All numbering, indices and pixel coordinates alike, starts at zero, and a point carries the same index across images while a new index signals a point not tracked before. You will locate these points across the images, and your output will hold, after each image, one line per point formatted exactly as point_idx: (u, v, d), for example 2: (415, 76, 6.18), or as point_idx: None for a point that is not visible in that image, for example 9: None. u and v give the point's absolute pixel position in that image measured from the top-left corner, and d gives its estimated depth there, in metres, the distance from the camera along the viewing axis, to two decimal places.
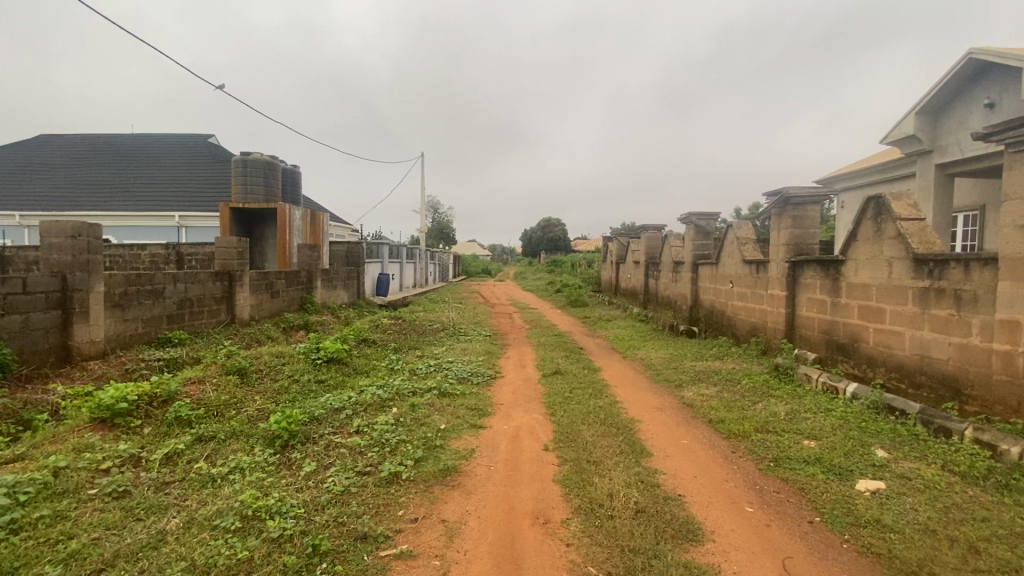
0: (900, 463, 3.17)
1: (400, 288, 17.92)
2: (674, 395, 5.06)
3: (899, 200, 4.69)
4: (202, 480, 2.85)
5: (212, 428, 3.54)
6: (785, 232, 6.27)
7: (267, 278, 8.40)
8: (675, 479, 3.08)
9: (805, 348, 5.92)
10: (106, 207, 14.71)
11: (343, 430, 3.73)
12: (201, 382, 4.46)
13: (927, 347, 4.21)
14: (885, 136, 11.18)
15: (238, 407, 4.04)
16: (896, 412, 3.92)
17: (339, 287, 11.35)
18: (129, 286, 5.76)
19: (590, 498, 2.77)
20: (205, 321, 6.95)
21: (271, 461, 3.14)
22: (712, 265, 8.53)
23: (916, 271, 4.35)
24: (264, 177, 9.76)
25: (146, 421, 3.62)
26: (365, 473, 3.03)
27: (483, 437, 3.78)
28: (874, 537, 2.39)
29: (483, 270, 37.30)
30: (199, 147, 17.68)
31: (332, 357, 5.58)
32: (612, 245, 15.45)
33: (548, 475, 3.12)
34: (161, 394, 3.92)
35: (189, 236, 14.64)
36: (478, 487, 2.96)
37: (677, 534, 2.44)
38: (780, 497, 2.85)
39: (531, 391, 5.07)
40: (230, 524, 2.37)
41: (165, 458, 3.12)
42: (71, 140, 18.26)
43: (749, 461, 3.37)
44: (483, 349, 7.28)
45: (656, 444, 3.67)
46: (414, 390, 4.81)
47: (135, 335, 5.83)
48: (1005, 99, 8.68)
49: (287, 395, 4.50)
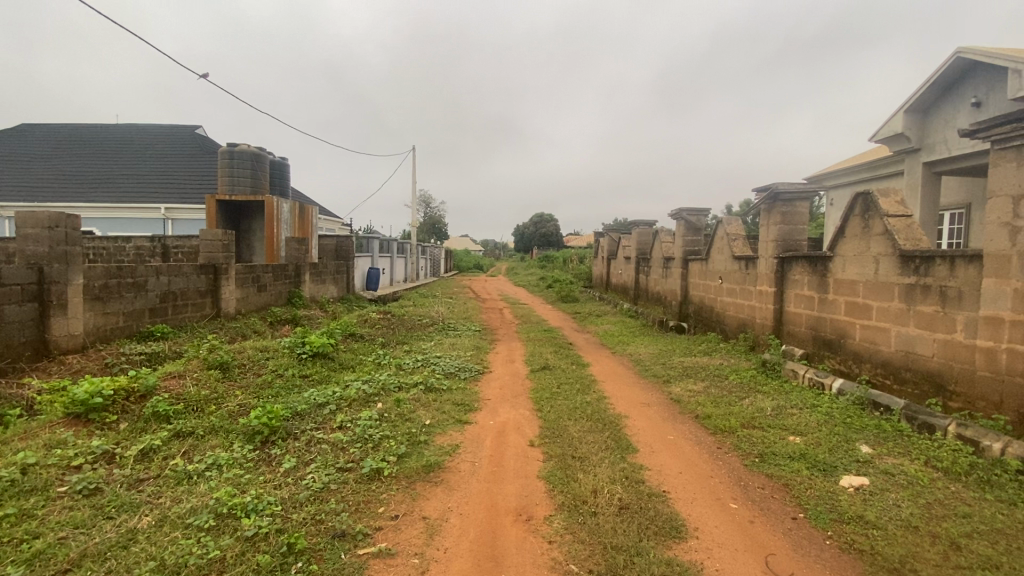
0: (883, 459, 3.18)
1: (391, 282, 17.97)
2: (662, 391, 5.05)
3: (887, 197, 4.70)
4: (177, 476, 2.79)
5: (190, 424, 3.47)
6: (774, 228, 6.28)
7: (254, 271, 8.27)
8: (660, 475, 3.06)
9: (793, 344, 5.94)
10: (89, 198, 14.45)
11: (326, 425, 3.67)
12: (181, 377, 4.37)
13: (912, 343, 4.23)
14: (874, 133, 11.21)
15: (219, 402, 3.97)
16: (880, 408, 3.92)
17: (328, 281, 11.24)
18: (110, 278, 5.65)
19: (575, 495, 2.74)
20: (189, 315, 6.83)
21: (250, 457, 3.08)
22: (702, 261, 8.55)
23: (902, 268, 4.36)
24: (251, 169, 9.71)
25: (122, 416, 3.54)
26: (346, 469, 2.97)
27: (469, 433, 3.75)
28: (856, 533, 2.38)
29: (475, 266, 37.41)
30: (185, 138, 17.39)
31: (317, 351, 5.51)
32: (604, 241, 15.43)
33: (532, 470, 3.10)
34: (139, 389, 3.84)
35: (175, 228, 14.43)
36: (462, 483, 2.93)
37: (660, 531, 2.42)
38: (764, 493, 2.84)
39: (519, 387, 5.04)
40: (203, 523, 2.32)
41: (140, 454, 3.05)
42: (53, 129, 17.92)
43: (734, 457, 3.36)
44: (472, 344, 7.22)
45: (643, 440, 3.65)
46: (401, 385, 4.76)
47: (116, 328, 5.73)
48: (993, 98, 8.73)
49: (270, 389, 4.43)
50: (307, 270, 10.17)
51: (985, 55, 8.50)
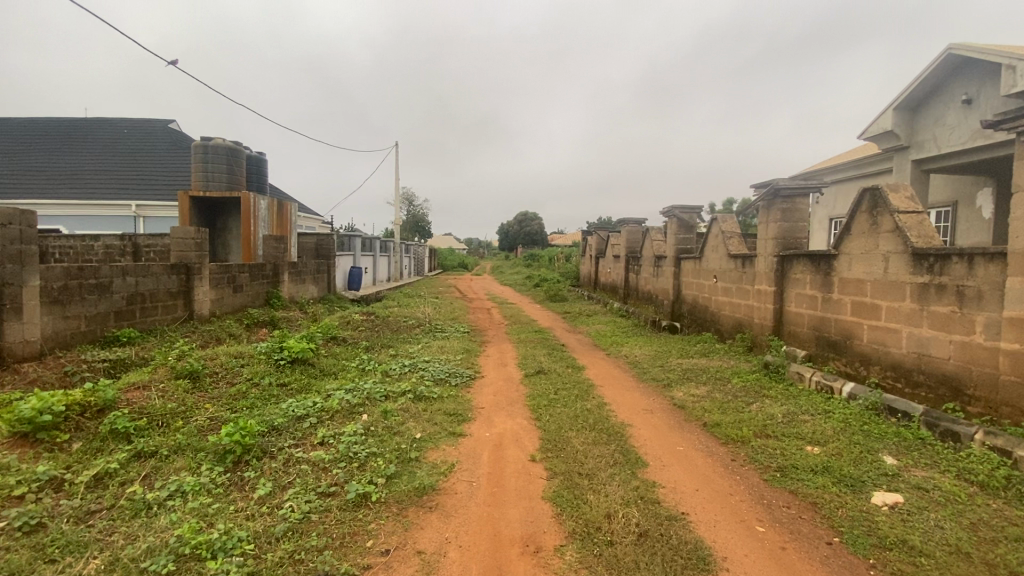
0: (911, 471, 2.97)
1: (374, 282, 17.50)
2: (663, 396, 4.80)
3: (896, 192, 4.53)
4: (134, 507, 2.43)
5: (153, 443, 3.11)
6: (774, 225, 6.08)
7: (230, 271, 7.83)
8: (676, 493, 2.80)
9: (794, 345, 5.74)
10: (55, 195, 13.76)
11: (306, 441, 3.34)
12: (145, 388, 3.97)
13: (925, 345, 4.05)
14: (863, 131, 11.16)
15: (188, 416, 3.60)
16: (897, 413, 3.72)
17: (309, 281, 10.80)
18: (71, 280, 5.22)
19: (586, 520, 2.46)
20: (159, 318, 6.40)
21: (219, 482, 2.73)
22: (695, 260, 8.36)
23: (914, 266, 4.18)
24: (227, 164, 9.30)
25: (75, 435, 3.14)
26: (329, 494, 2.65)
27: (463, 447, 3.45)
28: (903, 562, 2.16)
29: (459, 265, 36.98)
30: (157, 133, 16.70)
31: (296, 357, 5.15)
32: (592, 239, 15.22)
33: (536, 490, 2.81)
34: (97, 402, 3.43)
35: (147, 226, 13.84)
36: (458, 508, 2.62)
37: (687, 564, 2.16)
38: (791, 513, 2.60)
39: (512, 393, 4.75)
40: (161, 568, 1.98)
41: (94, 480, 2.68)
42: (14, 122, 17.04)
43: (752, 471, 3.11)
44: (461, 347, 6.91)
45: (651, 452, 3.39)
46: (387, 394, 4.43)
47: (78, 334, 5.30)
48: (984, 95, 8.72)
49: (245, 400, 4.08)
50: (286, 269, 9.74)
51: (978, 51, 8.48)
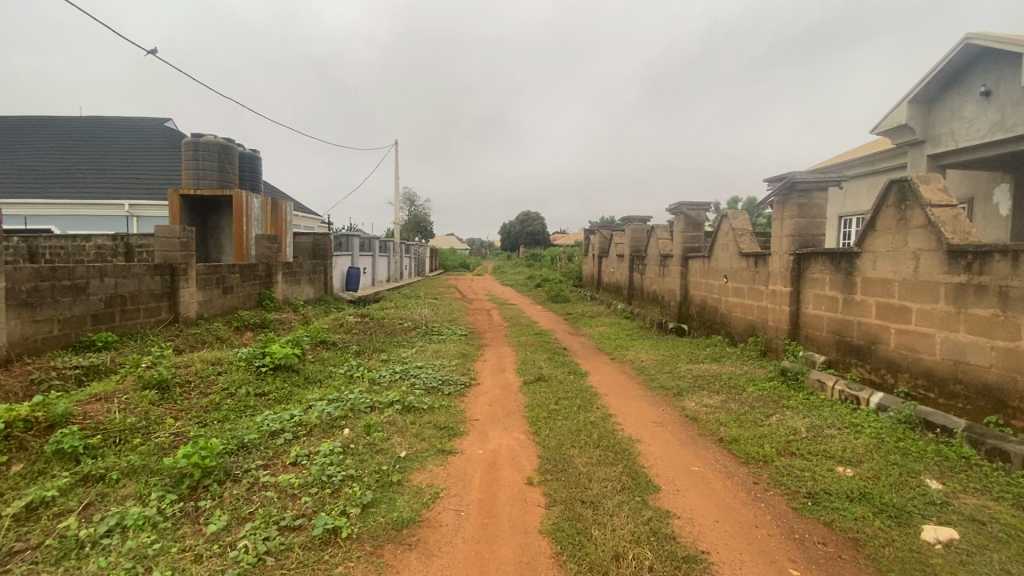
0: (960, 498, 2.60)
1: (373, 283, 17.14)
2: (675, 407, 4.42)
3: (927, 184, 4.16)
4: (65, 547, 2.10)
5: (104, 465, 2.77)
6: (790, 221, 5.70)
7: (218, 271, 7.50)
8: (692, 526, 2.44)
9: (812, 349, 5.36)
10: (47, 194, 13.46)
11: (276, 461, 2.99)
12: (106, 400, 3.63)
13: (961, 351, 3.68)
14: (876, 125, 10.73)
15: (149, 432, 3.26)
16: (936, 429, 3.35)
17: (304, 282, 10.47)
18: (42, 281, 4.88)
19: (590, 563, 2.10)
20: (141, 321, 6.07)
21: (169, 513, 2.38)
22: (704, 259, 7.97)
23: (949, 265, 3.80)
24: (218, 161, 8.96)
25: (15, 456, 2.79)
26: (293, 529, 2.30)
27: (452, 467, 3.09)
28: None
29: (460, 266, 36.59)
30: (153, 132, 16.42)
31: (279, 363, 4.80)
32: (595, 238, 14.80)
33: (533, 522, 2.45)
34: (45, 418, 3.08)
35: (141, 226, 13.55)
36: (442, 546, 2.26)
37: None
38: (829, 552, 2.23)
39: (511, 403, 4.39)
40: None
41: (25, 511, 2.34)
42: (7, 121, 16.76)
43: (776, 497, 2.75)
44: (458, 351, 6.55)
45: (664, 474, 3.02)
46: (373, 405, 4.07)
47: (50, 339, 4.97)
48: (1002, 87, 8.28)
49: (216, 413, 3.73)
50: (280, 270, 9.37)
51: (999, 41, 8.07)
